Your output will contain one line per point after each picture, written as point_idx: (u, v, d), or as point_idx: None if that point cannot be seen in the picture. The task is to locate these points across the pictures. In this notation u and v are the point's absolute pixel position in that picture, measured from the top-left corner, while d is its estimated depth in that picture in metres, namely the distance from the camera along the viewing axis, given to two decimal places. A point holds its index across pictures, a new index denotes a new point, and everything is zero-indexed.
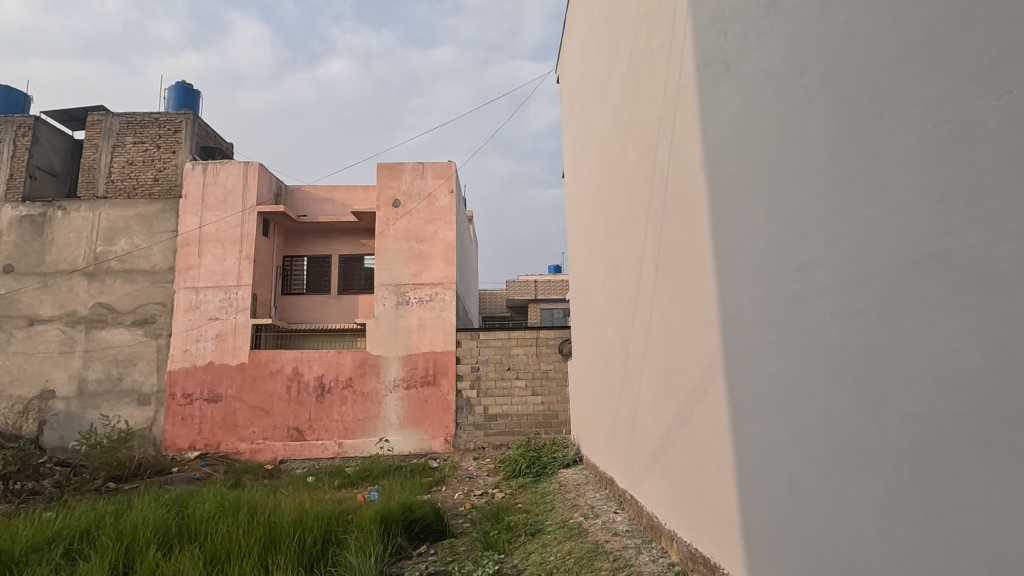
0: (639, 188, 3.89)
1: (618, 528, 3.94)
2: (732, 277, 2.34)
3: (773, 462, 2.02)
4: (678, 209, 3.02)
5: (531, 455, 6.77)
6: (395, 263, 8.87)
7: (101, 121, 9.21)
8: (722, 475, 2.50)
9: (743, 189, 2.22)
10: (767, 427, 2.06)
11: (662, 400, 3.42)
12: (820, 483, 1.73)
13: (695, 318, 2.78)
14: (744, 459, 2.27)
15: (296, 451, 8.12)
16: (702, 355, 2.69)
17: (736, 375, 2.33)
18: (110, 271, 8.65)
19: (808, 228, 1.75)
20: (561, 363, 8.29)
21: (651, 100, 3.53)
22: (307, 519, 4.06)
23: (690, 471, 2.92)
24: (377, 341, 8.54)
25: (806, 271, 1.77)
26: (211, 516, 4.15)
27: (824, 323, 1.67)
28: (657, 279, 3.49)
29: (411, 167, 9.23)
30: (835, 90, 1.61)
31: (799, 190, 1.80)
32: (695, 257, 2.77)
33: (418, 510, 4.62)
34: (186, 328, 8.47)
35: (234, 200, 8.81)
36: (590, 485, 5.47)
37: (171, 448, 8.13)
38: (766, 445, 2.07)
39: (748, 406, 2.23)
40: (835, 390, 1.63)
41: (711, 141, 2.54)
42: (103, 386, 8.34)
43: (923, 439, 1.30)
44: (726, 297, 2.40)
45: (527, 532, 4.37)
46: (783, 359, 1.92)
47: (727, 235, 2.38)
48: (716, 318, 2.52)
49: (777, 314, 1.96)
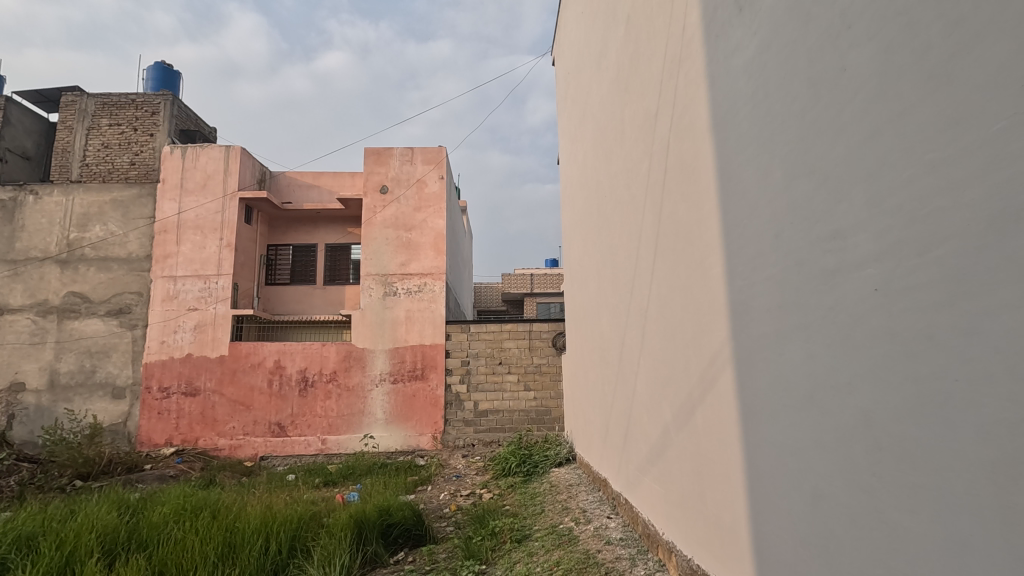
0: (637, 165, 3.53)
1: (612, 536, 3.60)
2: (744, 255, 2.01)
3: (794, 473, 1.69)
4: (680, 182, 2.67)
5: (522, 453, 6.43)
6: (383, 252, 8.51)
7: (75, 102, 8.81)
8: (729, 486, 2.16)
9: (757, 149, 1.88)
10: (785, 431, 1.73)
11: (661, 397, 3.09)
12: (856, 503, 1.39)
13: (699, 305, 2.44)
14: (754, 467, 1.96)
15: (278, 448, 7.78)
16: (706, 347, 2.35)
17: (747, 368, 2.00)
18: (83, 259, 8.26)
19: (843, 186, 1.42)
20: (554, 357, 7.96)
21: (651, 65, 3.17)
22: (272, 526, 3.75)
23: (691, 478, 2.59)
24: (363, 334, 8.19)
25: (840, 239, 1.43)
26: (170, 519, 3.84)
27: (864, 304, 1.34)
28: (656, 264, 3.15)
29: (400, 152, 8.85)
30: (885, 6, 1.26)
31: (831, 144, 1.46)
32: (700, 234, 2.43)
33: (397, 512, 4.29)
34: (163, 319, 8.10)
35: (214, 184, 8.43)
36: (583, 486, 5.16)
37: (145, 444, 7.78)
38: (783, 449, 1.75)
39: (761, 405, 1.90)
40: (879, 387, 1.29)
41: (720, 98, 2.19)
42: (76, 380, 7.96)
43: (1010, 451, 0.98)
44: (736, 279, 2.06)
45: (513, 539, 4.04)
46: (809, 350, 1.59)
47: (738, 206, 2.05)
48: (723, 303, 2.18)
49: (801, 294, 1.62)
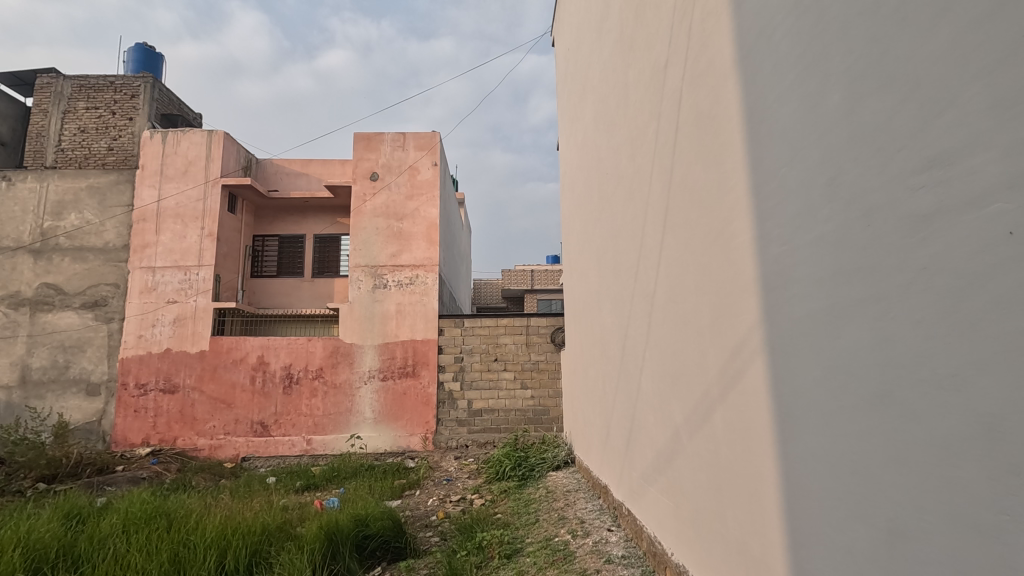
0: (642, 131, 3.10)
1: (613, 554, 3.16)
2: (781, 214, 1.57)
3: (855, 498, 1.26)
4: (695, 138, 2.24)
5: (517, 455, 5.99)
6: (372, 243, 8.08)
7: (51, 84, 8.37)
8: (758, 507, 1.72)
9: (800, 75, 1.46)
10: (844, 444, 1.30)
11: (669, 395, 2.66)
12: (964, 549, 0.97)
13: (720, 282, 2.01)
14: (794, 487, 1.52)
15: (260, 448, 7.38)
16: (729, 335, 1.93)
17: (786, 359, 1.56)
18: (57, 249, 7.86)
19: (948, 92, 0.99)
20: (553, 354, 7.53)
21: (660, 11, 2.74)
22: (229, 540, 3.34)
23: (708, 493, 2.15)
24: (352, 328, 7.76)
25: (941, 168, 1.00)
26: (120, 530, 3.47)
27: (987, 257, 0.91)
28: (665, 242, 2.71)
29: (391, 137, 8.43)
30: None
31: (925, 35, 1.04)
32: (720, 198, 1.99)
33: (374, 523, 3.86)
34: (141, 312, 7.70)
35: (196, 171, 8.02)
36: (582, 492, 4.72)
37: (121, 444, 7.38)
38: (840, 467, 1.32)
39: (806, 408, 1.46)
40: (1014, 379, 0.87)
41: (749, 22, 1.77)
42: (48, 375, 7.56)
43: None
44: (770, 247, 1.64)
45: (501, 554, 3.60)
46: (882, 331, 1.16)
47: (772, 154, 1.62)
48: (751, 278, 1.75)
49: (872, 255, 1.19)
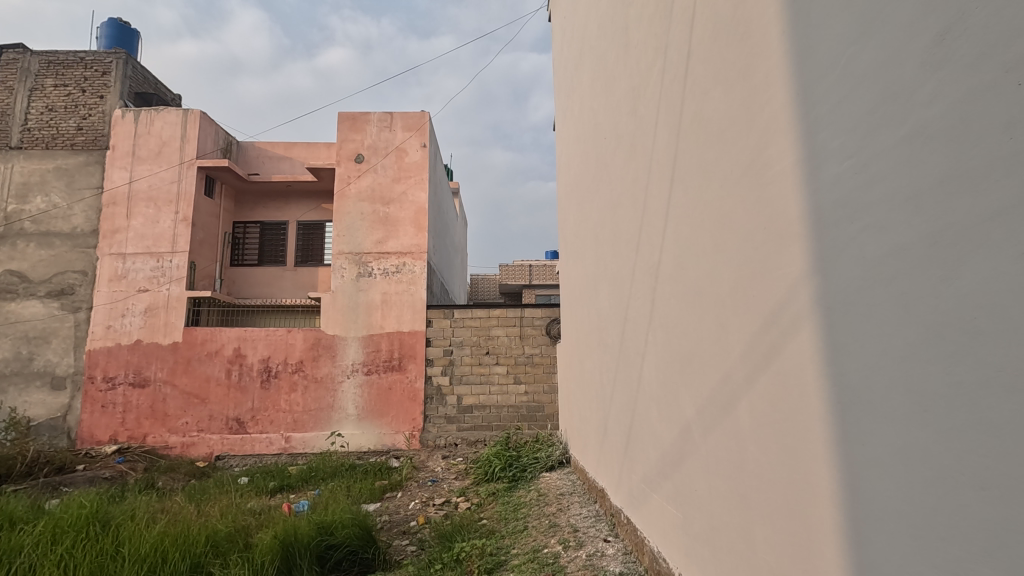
0: (645, 75, 2.64)
1: (609, 571, 2.70)
2: (845, 119, 1.11)
3: (980, 520, 0.81)
4: (714, 55, 1.77)
5: (507, 454, 5.52)
6: (357, 229, 7.63)
7: (17, 60, 7.89)
8: (802, 529, 1.27)
9: None
10: (962, 442, 0.84)
11: (677, 384, 2.20)
12: None
13: (748, 234, 1.55)
14: (862, 508, 1.07)
15: (235, 446, 6.92)
16: (760, 300, 1.46)
17: (852, 323, 1.10)
18: (22, 234, 7.42)
19: None
20: (549, 347, 7.08)
21: None
22: (165, 554, 2.93)
23: (728, 505, 1.70)
24: (334, 319, 7.30)
25: None
26: (38, 542, 3.01)
27: None
28: (672, 199, 2.25)
29: (378, 117, 7.96)
30: None
31: None
32: (748, 121, 1.53)
33: (339, 531, 3.37)
34: (110, 301, 7.25)
35: (171, 152, 7.58)
36: (576, 496, 4.25)
37: (87, 441, 6.92)
38: (947, 476, 0.87)
39: (885, 392, 1.00)
40: None
41: None
42: (11, 367, 7.11)
43: None
44: (825, 170, 1.18)
45: (481, 569, 3.12)
46: None
47: (828, 42, 1.17)
48: (795, 216, 1.29)
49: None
